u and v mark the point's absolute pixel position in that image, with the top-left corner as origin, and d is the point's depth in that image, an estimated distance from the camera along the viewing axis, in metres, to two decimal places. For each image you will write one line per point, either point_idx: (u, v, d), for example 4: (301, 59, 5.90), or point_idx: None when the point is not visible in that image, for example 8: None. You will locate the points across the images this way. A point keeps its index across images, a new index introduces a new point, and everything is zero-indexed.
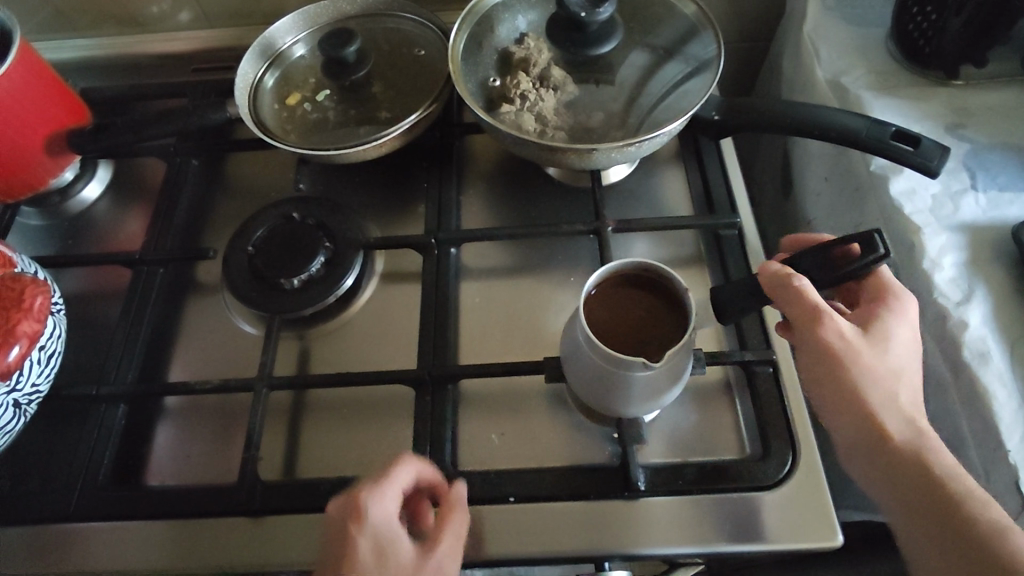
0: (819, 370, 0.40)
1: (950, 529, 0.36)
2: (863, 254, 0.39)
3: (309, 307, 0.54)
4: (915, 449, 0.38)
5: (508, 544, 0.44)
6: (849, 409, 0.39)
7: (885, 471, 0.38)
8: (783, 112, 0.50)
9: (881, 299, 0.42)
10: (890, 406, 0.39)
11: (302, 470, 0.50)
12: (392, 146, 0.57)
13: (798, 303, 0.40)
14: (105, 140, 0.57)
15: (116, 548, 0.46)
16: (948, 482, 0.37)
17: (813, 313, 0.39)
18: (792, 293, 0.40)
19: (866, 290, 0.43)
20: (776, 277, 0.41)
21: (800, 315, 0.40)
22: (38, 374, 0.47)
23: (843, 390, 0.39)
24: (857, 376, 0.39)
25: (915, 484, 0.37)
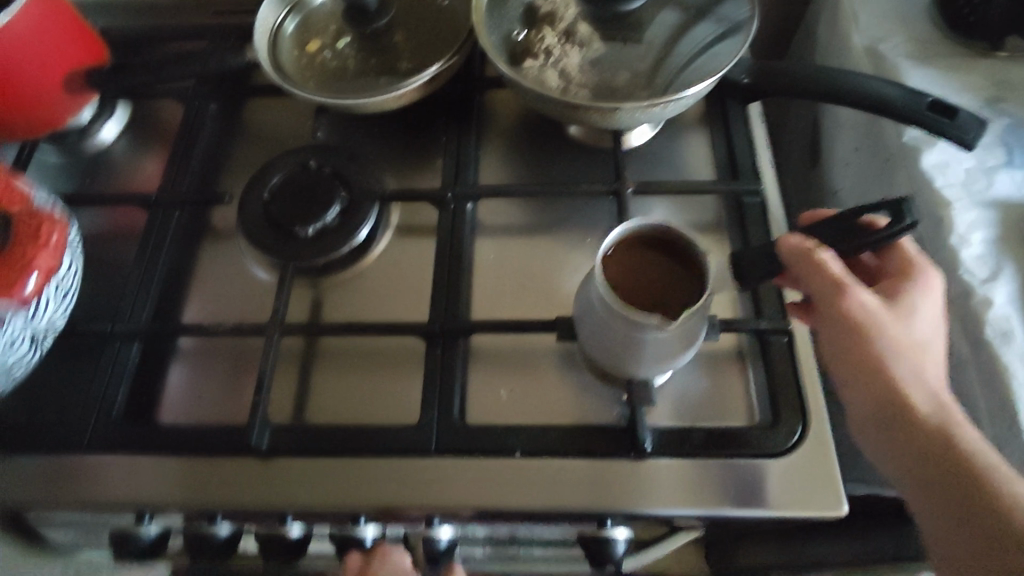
0: (845, 341, 0.39)
1: (972, 502, 0.35)
2: (893, 224, 0.38)
3: (321, 256, 0.54)
4: (940, 423, 0.38)
5: (511, 497, 0.45)
6: (872, 380, 0.39)
7: (907, 444, 0.38)
8: (817, 76, 0.49)
9: (905, 273, 0.42)
10: (916, 380, 0.39)
11: (311, 416, 0.50)
12: (411, 97, 0.56)
13: (821, 278, 0.40)
14: (123, 78, 0.57)
15: (129, 480, 0.47)
16: (972, 456, 0.36)
17: (835, 285, 0.39)
18: (815, 265, 0.39)
19: (890, 264, 0.43)
20: (797, 249, 0.40)
21: (823, 287, 0.40)
22: (55, 309, 0.47)
23: (868, 362, 0.39)
24: (882, 349, 0.39)
25: (938, 456, 0.37)
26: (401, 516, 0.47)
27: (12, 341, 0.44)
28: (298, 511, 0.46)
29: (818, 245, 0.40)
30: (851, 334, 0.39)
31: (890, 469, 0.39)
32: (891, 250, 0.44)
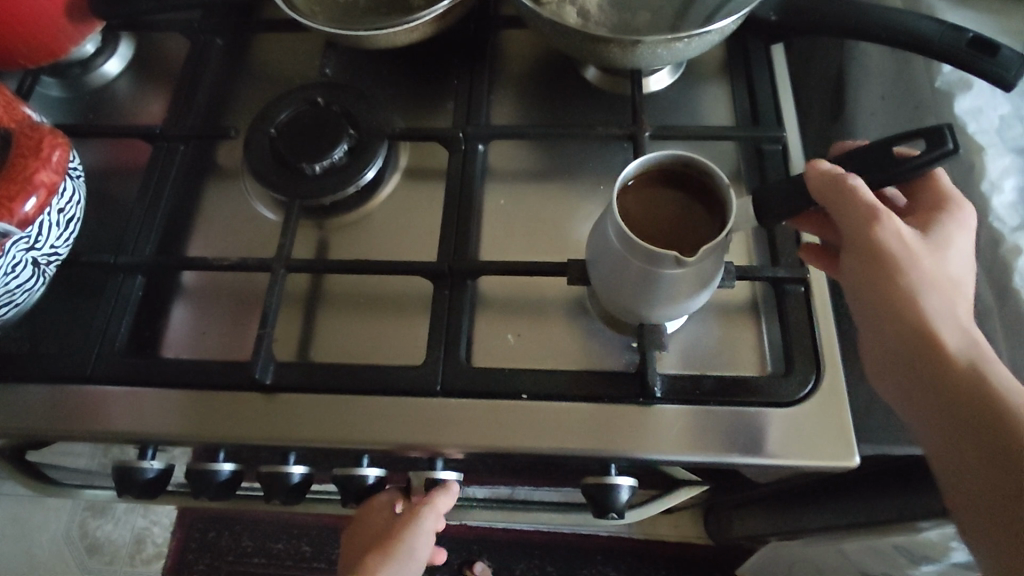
0: (875, 278, 0.38)
1: (998, 441, 0.34)
2: (930, 148, 0.37)
3: (330, 195, 0.52)
4: (973, 361, 0.36)
5: (517, 438, 0.44)
6: (899, 319, 0.38)
7: (934, 382, 0.37)
8: (849, 16, 0.48)
9: (938, 207, 0.41)
10: (948, 316, 0.38)
11: (315, 355, 0.50)
12: (423, 32, 0.54)
13: (855, 204, 0.38)
14: (126, 5, 0.55)
15: (131, 411, 0.47)
16: (1002, 392, 0.35)
17: (869, 213, 0.38)
18: (849, 192, 0.38)
19: (922, 199, 0.42)
20: (825, 177, 0.39)
21: (856, 215, 0.39)
22: (56, 236, 0.46)
23: (900, 297, 0.38)
24: (916, 282, 0.38)
25: (966, 395, 0.36)
26: (405, 455, 0.46)
27: (13, 266, 0.44)
28: (300, 447, 0.46)
29: (849, 173, 0.39)
30: (885, 265, 0.38)
31: (913, 413, 0.38)
32: (921, 185, 0.42)
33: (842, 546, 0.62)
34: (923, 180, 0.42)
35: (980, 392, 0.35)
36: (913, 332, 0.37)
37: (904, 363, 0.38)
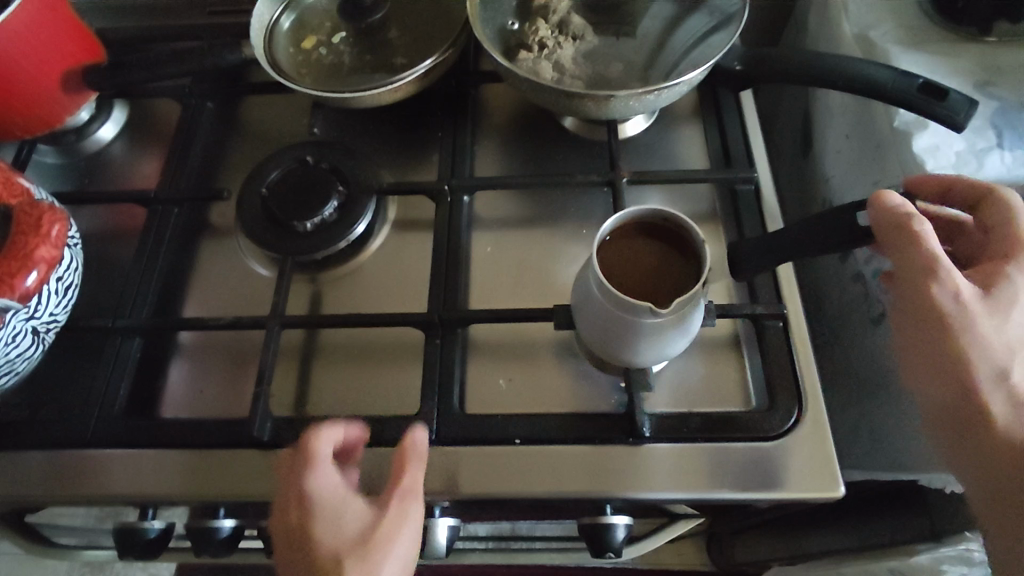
0: (911, 330, 0.40)
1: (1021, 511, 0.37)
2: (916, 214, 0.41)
3: (321, 250, 0.54)
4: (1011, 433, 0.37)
5: (513, 485, 0.45)
6: (947, 382, 0.39)
7: (978, 454, 0.38)
8: (810, 63, 0.50)
9: (1014, 253, 0.40)
10: (994, 385, 0.38)
11: (312, 408, 0.51)
12: (406, 91, 0.56)
13: (912, 254, 0.39)
14: (119, 77, 0.57)
15: (132, 473, 0.47)
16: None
17: (924, 268, 0.38)
18: (909, 235, 0.38)
19: (1000, 239, 0.41)
20: (891, 215, 0.39)
21: (911, 267, 0.39)
22: (56, 304, 0.48)
23: (948, 357, 0.38)
24: (967, 346, 0.38)
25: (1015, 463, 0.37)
26: None
27: (14, 336, 0.45)
28: None
29: (913, 213, 0.39)
30: (931, 325, 0.39)
31: (958, 472, 0.40)
32: (999, 221, 0.41)
33: None
34: (1001, 217, 0.41)
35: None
36: (960, 396, 0.39)
37: (950, 423, 0.39)
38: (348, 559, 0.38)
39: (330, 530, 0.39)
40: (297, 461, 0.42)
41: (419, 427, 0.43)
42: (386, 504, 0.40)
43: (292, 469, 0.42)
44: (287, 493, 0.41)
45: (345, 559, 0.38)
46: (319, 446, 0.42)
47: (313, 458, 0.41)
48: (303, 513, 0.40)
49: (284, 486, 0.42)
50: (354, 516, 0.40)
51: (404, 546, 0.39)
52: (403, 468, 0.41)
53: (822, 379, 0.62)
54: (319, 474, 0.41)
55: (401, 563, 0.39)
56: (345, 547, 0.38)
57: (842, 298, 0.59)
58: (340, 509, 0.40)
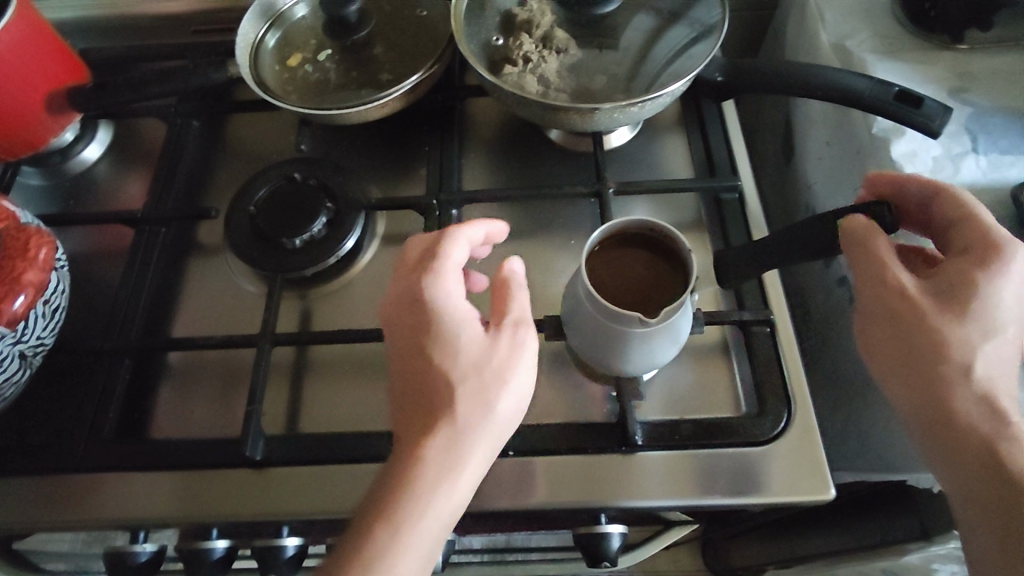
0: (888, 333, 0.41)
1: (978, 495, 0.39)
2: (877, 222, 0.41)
3: (311, 266, 0.54)
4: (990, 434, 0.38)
5: (507, 497, 0.46)
6: (914, 382, 0.40)
7: (952, 453, 0.39)
8: (789, 73, 0.51)
9: (983, 255, 0.39)
10: (965, 385, 0.39)
11: (304, 425, 0.51)
12: (393, 106, 0.57)
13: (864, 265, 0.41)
14: (104, 97, 0.56)
15: (123, 496, 0.47)
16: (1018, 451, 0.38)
17: (874, 277, 0.41)
18: (867, 245, 0.40)
19: (968, 236, 0.40)
20: (854, 230, 0.41)
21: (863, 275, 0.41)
22: (42, 328, 0.47)
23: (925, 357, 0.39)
24: (928, 347, 0.39)
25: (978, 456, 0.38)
26: None
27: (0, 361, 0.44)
28: (294, 520, 0.46)
29: (874, 228, 0.41)
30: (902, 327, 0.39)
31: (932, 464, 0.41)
32: (964, 219, 0.41)
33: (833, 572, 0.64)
34: (963, 215, 0.41)
35: (1002, 459, 0.37)
36: (928, 394, 0.40)
37: (917, 419, 0.41)
38: (464, 382, 0.39)
39: (450, 354, 0.40)
40: (428, 253, 0.43)
41: (517, 258, 0.45)
42: (499, 334, 0.41)
43: (414, 269, 0.43)
44: (405, 298, 0.42)
45: (460, 381, 0.39)
46: (451, 245, 0.43)
47: (440, 256, 0.43)
48: (421, 337, 0.41)
49: (402, 284, 0.43)
50: (470, 343, 0.41)
51: (515, 380, 0.40)
52: (508, 303, 0.43)
53: (809, 382, 0.63)
54: (442, 282, 0.42)
55: (515, 393, 0.40)
56: (461, 372, 0.40)
57: (827, 302, 0.60)
58: (457, 326, 0.41)
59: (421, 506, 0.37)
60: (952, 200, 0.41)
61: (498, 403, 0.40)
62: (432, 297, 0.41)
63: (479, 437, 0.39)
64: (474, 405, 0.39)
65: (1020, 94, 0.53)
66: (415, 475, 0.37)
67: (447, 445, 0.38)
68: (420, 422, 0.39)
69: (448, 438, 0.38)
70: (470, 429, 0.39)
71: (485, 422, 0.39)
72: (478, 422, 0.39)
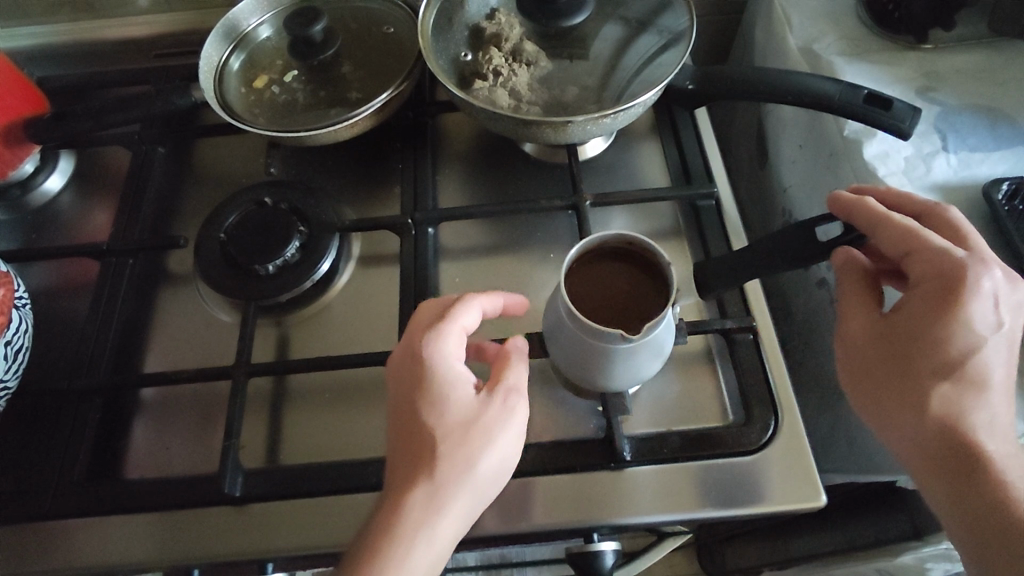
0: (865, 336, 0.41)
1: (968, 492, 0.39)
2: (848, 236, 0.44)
3: (285, 292, 0.53)
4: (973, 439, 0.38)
5: (498, 520, 0.45)
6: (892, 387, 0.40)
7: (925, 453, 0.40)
8: (759, 79, 0.51)
9: (939, 293, 0.39)
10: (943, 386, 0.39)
11: (284, 456, 0.49)
12: (363, 126, 0.56)
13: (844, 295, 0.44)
14: (64, 127, 0.55)
15: (96, 542, 0.45)
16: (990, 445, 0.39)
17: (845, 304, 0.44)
18: (845, 283, 0.44)
19: (920, 269, 0.40)
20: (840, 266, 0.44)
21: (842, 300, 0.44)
22: (4, 370, 0.45)
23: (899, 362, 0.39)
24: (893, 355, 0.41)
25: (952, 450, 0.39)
26: None
27: None
28: (278, 557, 0.45)
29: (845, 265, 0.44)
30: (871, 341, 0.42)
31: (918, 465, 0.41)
32: (911, 249, 0.40)
33: None
34: (908, 245, 0.41)
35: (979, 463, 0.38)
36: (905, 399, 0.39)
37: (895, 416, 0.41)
38: (449, 440, 0.39)
39: (441, 413, 0.39)
40: (439, 312, 0.42)
41: (522, 337, 0.44)
42: (490, 397, 0.40)
43: (422, 324, 0.42)
44: (406, 352, 0.41)
45: (446, 439, 0.39)
46: (463, 307, 0.42)
47: (450, 316, 0.41)
48: (415, 389, 0.40)
49: (407, 336, 0.42)
50: (461, 407, 0.40)
51: (501, 440, 0.39)
52: (508, 375, 0.41)
53: (795, 384, 0.63)
54: (445, 341, 0.41)
55: (499, 457, 0.39)
56: (448, 435, 0.39)
57: (808, 304, 0.60)
58: (452, 386, 0.40)
59: (400, 556, 0.37)
60: (893, 232, 0.41)
61: (481, 461, 0.39)
62: (434, 356, 0.40)
63: (457, 496, 0.38)
64: (455, 462, 0.38)
65: (985, 91, 0.54)
66: (393, 527, 0.37)
67: (425, 499, 0.38)
68: (403, 475, 0.39)
69: (425, 496, 0.38)
70: (449, 484, 0.38)
71: (464, 484, 0.38)
72: (454, 494, 0.38)
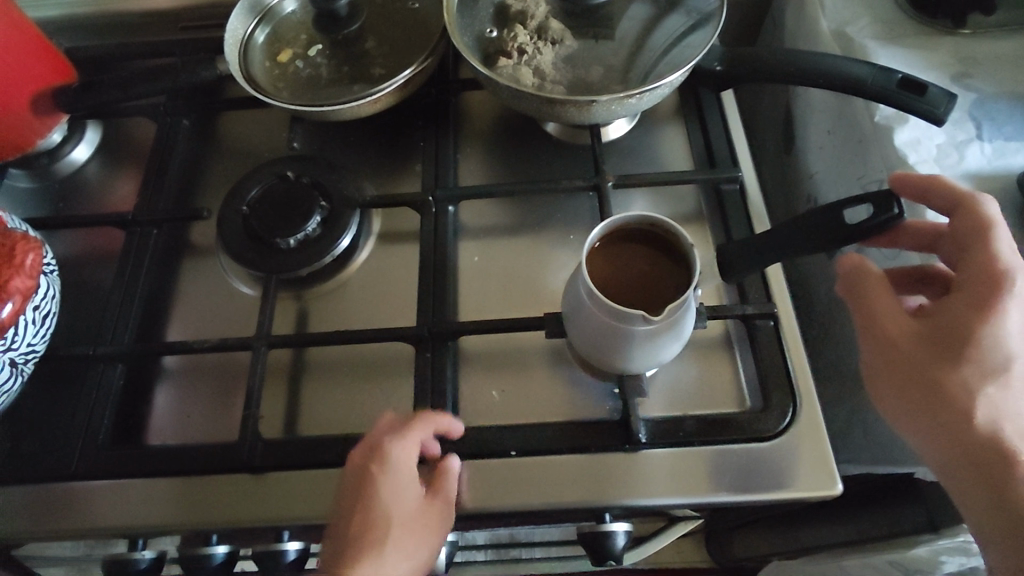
0: None
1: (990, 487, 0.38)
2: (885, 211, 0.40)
3: (306, 266, 0.53)
4: None
5: (512, 498, 0.45)
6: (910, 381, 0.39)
7: None
8: (787, 61, 0.51)
9: (978, 296, 0.39)
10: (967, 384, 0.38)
11: (302, 427, 0.50)
12: (386, 102, 0.55)
13: (861, 293, 0.42)
14: (91, 97, 0.55)
15: (120, 503, 0.46)
16: (1004, 440, 0.39)
17: (864, 305, 0.42)
18: (864, 281, 0.42)
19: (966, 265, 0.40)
20: (851, 268, 0.43)
21: (860, 300, 0.42)
22: (33, 334, 0.46)
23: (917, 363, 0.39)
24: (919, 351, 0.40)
25: (964, 443, 0.39)
26: None
27: None
28: (295, 525, 0.46)
29: (862, 267, 0.43)
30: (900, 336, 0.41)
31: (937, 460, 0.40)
32: (975, 243, 0.40)
33: None
34: (976, 237, 0.40)
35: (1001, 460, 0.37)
36: None
37: (914, 409, 0.40)
38: (391, 534, 0.40)
39: (384, 513, 0.41)
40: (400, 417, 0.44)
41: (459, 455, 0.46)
42: (430, 511, 0.42)
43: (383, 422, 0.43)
44: (364, 448, 0.42)
45: (394, 529, 0.41)
46: (422, 422, 0.43)
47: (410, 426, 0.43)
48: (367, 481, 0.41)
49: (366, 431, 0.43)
50: (404, 509, 0.41)
51: (429, 546, 0.41)
52: (447, 491, 0.43)
53: (813, 374, 0.62)
54: (403, 449, 0.42)
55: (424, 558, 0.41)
56: (387, 530, 0.40)
57: (830, 293, 0.60)
58: (400, 490, 0.41)
59: None
60: (971, 217, 0.41)
61: (409, 561, 0.41)
62: (391, 459, 0.41)
63: None
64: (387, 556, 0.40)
65: None
66: None
67: None
68: (343, 548, 0.40)
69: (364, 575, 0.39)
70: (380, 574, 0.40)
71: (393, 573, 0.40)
72: None
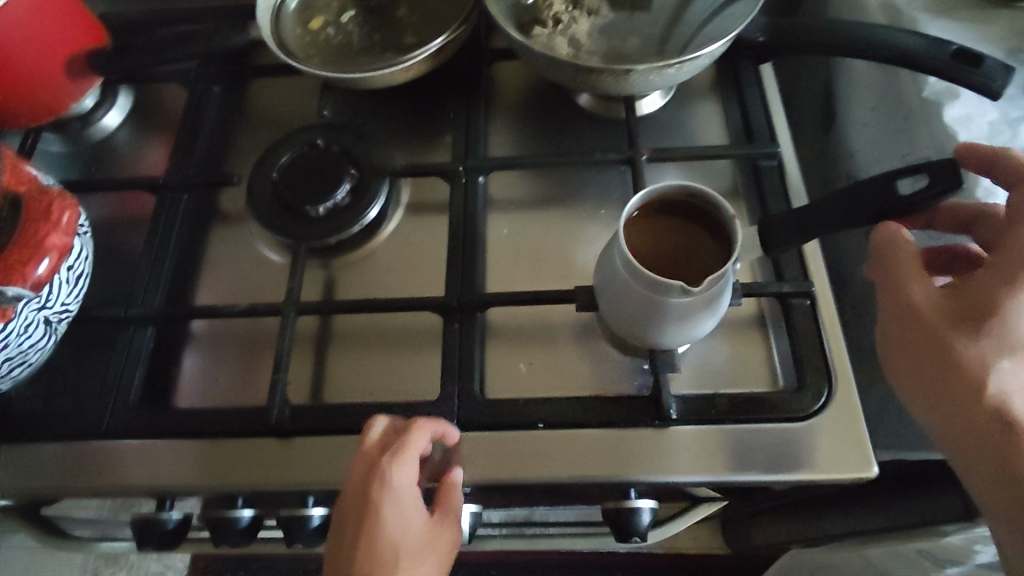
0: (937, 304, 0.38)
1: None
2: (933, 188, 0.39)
3: (335, 235, 0.53)
4: None
5: (538, 471, 0.44)
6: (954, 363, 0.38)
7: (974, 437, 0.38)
8: (833, 31, 0.49)
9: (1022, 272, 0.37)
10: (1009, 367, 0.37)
11: (328, 395, 0.50)
12: (418, 70, 0.55)
13: (892, 267, 0.41)
14: (124, 61, 0.55)
15: (149, 462, 0.47)
16: None
17: (894, 281, 0.41)
18: (898, 255, 0.41)
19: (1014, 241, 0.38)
20: (887, 240, 0.41)
21: (890, 276, 0.41)
22: (67, 294, 0.47)
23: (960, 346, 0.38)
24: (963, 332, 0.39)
25: None
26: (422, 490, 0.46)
27: (25, 326, 0.44)
28: (320, 491, 0.46)
29: (898, 241, 0.41)
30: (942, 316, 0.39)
31: None
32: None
33: (865, 552, 0.62)
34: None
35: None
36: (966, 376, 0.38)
37: None
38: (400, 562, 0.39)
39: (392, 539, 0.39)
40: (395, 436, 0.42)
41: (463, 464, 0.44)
42: (438, 529, 0.41)
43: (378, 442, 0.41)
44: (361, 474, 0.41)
45: (402, 559, 0.39)
46: (419, 436, 0.41)
47: (406, 445, 0.41)
48: (369, 510, 0.39)
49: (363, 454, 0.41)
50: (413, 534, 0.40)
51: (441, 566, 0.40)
52: (453, 508, 0.42)
53: None
54: (402, 472, 0.40)
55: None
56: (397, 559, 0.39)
57: (866, 276, 0.58)
58: (405, 516, 0.40)
59: None
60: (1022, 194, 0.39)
61: None
62: (391, 484, 0.40)
63: None
64: None
65: None
66: None
67: None
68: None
69: None
70: None
71: None
72: None
